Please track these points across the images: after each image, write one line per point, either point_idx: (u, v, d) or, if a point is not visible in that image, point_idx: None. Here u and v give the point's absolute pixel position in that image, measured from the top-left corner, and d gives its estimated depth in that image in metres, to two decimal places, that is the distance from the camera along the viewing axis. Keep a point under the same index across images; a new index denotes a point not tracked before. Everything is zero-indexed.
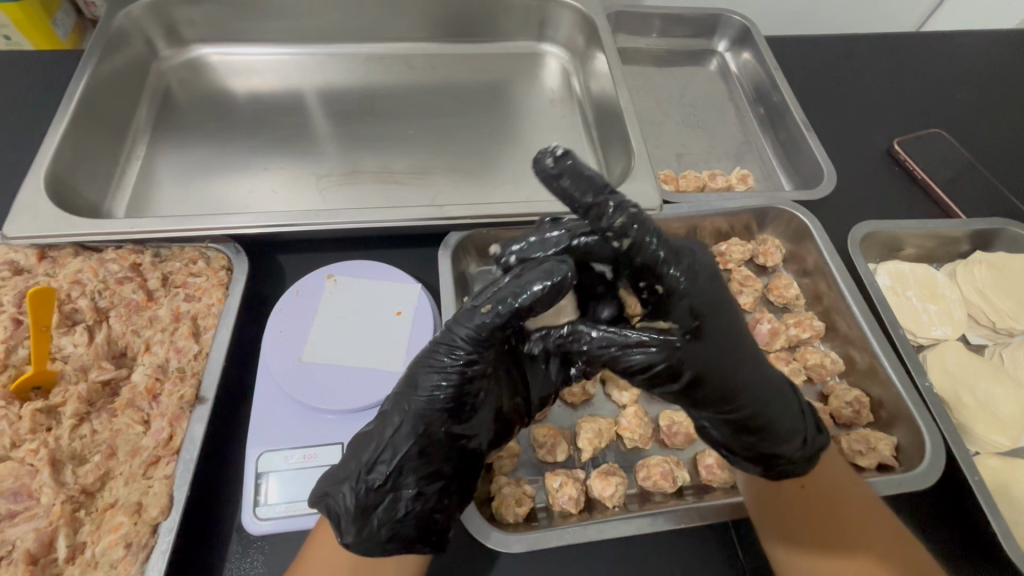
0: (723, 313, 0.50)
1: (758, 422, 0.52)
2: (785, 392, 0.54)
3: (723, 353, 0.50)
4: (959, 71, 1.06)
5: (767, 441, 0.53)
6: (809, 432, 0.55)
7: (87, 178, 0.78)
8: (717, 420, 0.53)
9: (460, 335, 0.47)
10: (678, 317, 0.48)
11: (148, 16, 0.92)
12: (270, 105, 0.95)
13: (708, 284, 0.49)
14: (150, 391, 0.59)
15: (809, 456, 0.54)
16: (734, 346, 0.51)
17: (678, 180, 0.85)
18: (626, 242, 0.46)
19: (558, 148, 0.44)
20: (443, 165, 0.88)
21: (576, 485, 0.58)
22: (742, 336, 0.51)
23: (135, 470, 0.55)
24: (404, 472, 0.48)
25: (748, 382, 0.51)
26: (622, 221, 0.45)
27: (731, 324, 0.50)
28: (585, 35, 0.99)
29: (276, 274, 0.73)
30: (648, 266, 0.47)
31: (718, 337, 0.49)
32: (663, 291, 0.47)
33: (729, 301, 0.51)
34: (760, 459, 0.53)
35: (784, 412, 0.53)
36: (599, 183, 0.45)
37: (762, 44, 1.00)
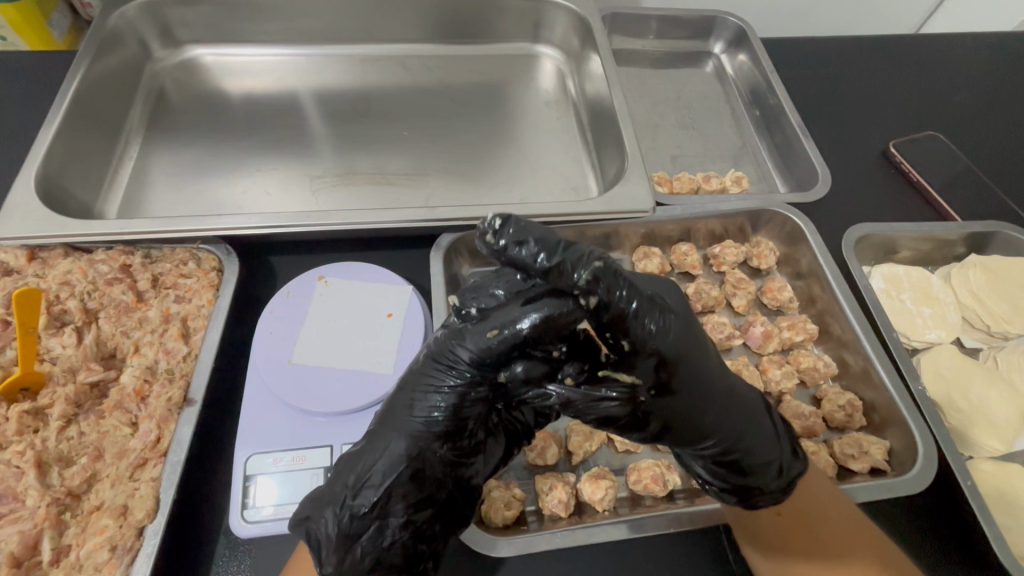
0: (699, 363, 0.48)
1: (732, 456, 0.52)
2: (759, 432, 0.53)
3: (698, 404, 0.49)
4: (956, 74, 1.05)
5: (743, 473, 0.53)
6: (784, 459, 0.54)
7: (79, 179, 0.78)
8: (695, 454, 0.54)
9: (461, 357, 0.47)
10: (641, 369, 0.46)
11: (142, 17, 0.92)
12: (265, 105, 0.95)
13: (683, 336, 0.47)
14: (138, 393, 0.59)
15: (785, 486, 0.54)
16: (705, 393, 0.49)
17: (672, 182, 0.85)
18: (592, 300, 0.43)
19: (495, 221, 0.44)
20: (438, 167, 0.88)
21: (566, 488, 0.58)
22: (714, 384, 0.50)
23: (121, 471, 0.54)
24: (392, 499, 0.47)
25: (716, 425, 0.51)
26: (586, 279, 0.43)
27: (705, 374, 0.49)
28: (579, 37, 0.99)
29: (268, 275, 0.73)
30: (616, 322, 0.44)
31: (688, 388, 0.48)
32: (631, 346, 0.45)
33: (704, 349, 0.50)
34: (735, 490, 0.54)
35: (757, 450, 0.53)
36: (553, 242, 0.44)
37: (759, 46, 1.00)
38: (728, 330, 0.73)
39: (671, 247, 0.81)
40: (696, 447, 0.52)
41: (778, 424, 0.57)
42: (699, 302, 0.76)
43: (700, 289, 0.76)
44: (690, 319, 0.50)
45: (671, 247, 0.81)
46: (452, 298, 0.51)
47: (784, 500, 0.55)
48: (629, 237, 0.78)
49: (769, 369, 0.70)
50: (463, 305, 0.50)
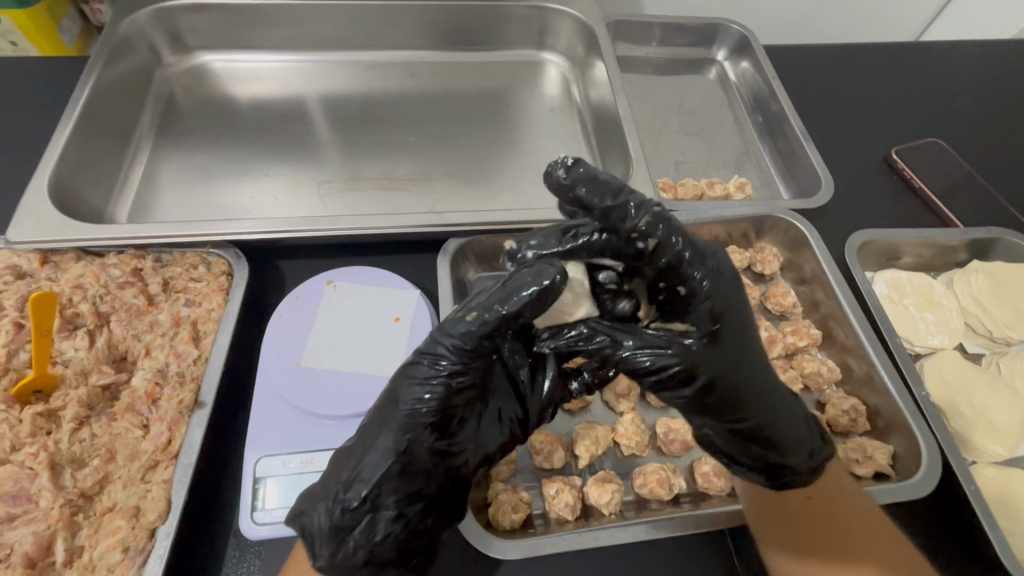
0: (744, 315, 0.51)
1: (768, 429, 0.53)
2: (789, 400, 0.55)
3: (741, 361, 0.51)
4: (957, 82, 1.06)
5: (778, 449, 0.54)
6: (815, 443, 0.56)
7: (90, 183, 0.78)
8: (723, 431, 0.53)
9: (444, 348, 0.48)
10: (697, 318, 0.49)
11: (152, 23, 0.93)
12: (272, 111, 0.96)
13: (732, 291, 0.51)
14: (149, 396, 0.60)
15: (819, 467, 0.55)
16: (753, 348, 0.52)
17: (676, 188, 0.85)
18: (651, 242, 0.48)
19: (570, 160, 0.50)
20: (443, 172, 0.89)
21: (572, 492, 0.58)
22: (751, 343, 0.52)
23: (133, 473, 0.55)
24: (382, 492, 0.48)
25: (755, 387, 0.52)
26: (648, 221, 0.48)
27: (748, 332, 0.52)
28: (584, 44, 1.00)
29: (276, 279, 0.74)
30: (673, 267, 0.48)
31: (733, 341, 0.51)
32: (686, 293, 0.49)
33: (749, 309, 0.52)
34: (767, 469, 0.54)
35: (792, 421, 0.54)
36: (617, 186, 0.49)
37: (761, 53, 1.01)
38: None
39: None
40: (733, 419, 0.52)
41: (807, 412, 0.58)
42: None
43: None
44: (734, 285, 0.52)
45: None
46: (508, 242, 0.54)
47: (813, 480, 0.56)
48: None
49: None
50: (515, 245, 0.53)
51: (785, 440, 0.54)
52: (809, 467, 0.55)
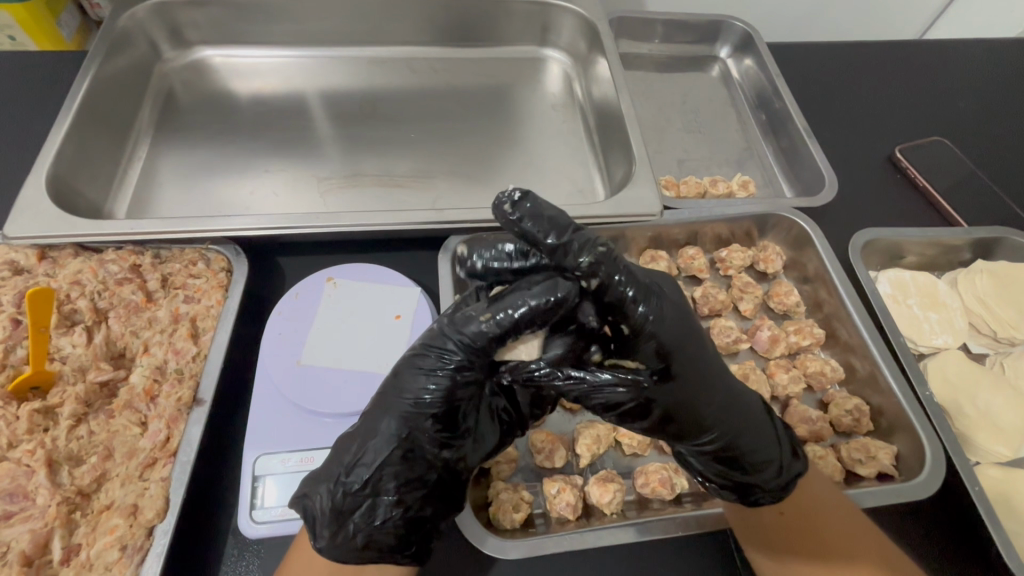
0: (697, 351, 0.49)
1: (729, 452, 0.53)
2: (754, 425, 0.53)
3: (695, 395, 0.50)
4: (961, 79, 1.06)
5: (744, 470, 0.53)
6: (785, 458, 0.55)
7: (89, 179, 0.78)
8: (694, 451, 0.54)
9: (452, 342, 0.47)
10: (646, 355, 0.48)
11: (151, 17, 0.92)
12: (272, 107, 0.95)
13: (679, 324, 0.48)
14: (148, 393, 0.59)
15: (784, 484, 0.54)
16: (710, 384, 0.50)
17: (679, 186, 0.85)
18: (594, 282, 0.45)
19: (514, 194, 0.46)
20: (444, 169, 0.88)
21: (574, 491, 0.58)
22: (705, 375, 0.50)
23: (131, 471, 0.55)
24: (384, 477, 0.48)
25: (710, 419, 0.51)
26: (590, 261, 0.45)
27: (703, 365, 0.50)
28: (586, 40, 0.99)
29: (276, 275, 0.73)
30: (617, 305, 0.46)
31: (688, 375, 0.49)
32: (632, 329, 0.47)
33: (700, 339, 0.50)
34: (736, 487, 0.54)
35: (755, 445, 0.53)
36: (563, 221, 0.46)
37: (765, 51, 1.00)
38: (735, 333, 0.73)
39: (678, 250, 0.81)
40: (695, 442, 0.53)
41: (780, 427, 0.57)
42: (706, 305, 0.76)
43: (707, 292, 0.76)
44: (686, 314, 0.50)
45: (677, 251, 0.81)
46: (458, 248, 0.53)
47: (785, 497, 0.55)
48: (636, 239, 0.78)
49: (775, 372, 0.70)
50: (469, 257, 0.52)
51: (752, 460, 0.53)
52: (795, 472, 0.55)
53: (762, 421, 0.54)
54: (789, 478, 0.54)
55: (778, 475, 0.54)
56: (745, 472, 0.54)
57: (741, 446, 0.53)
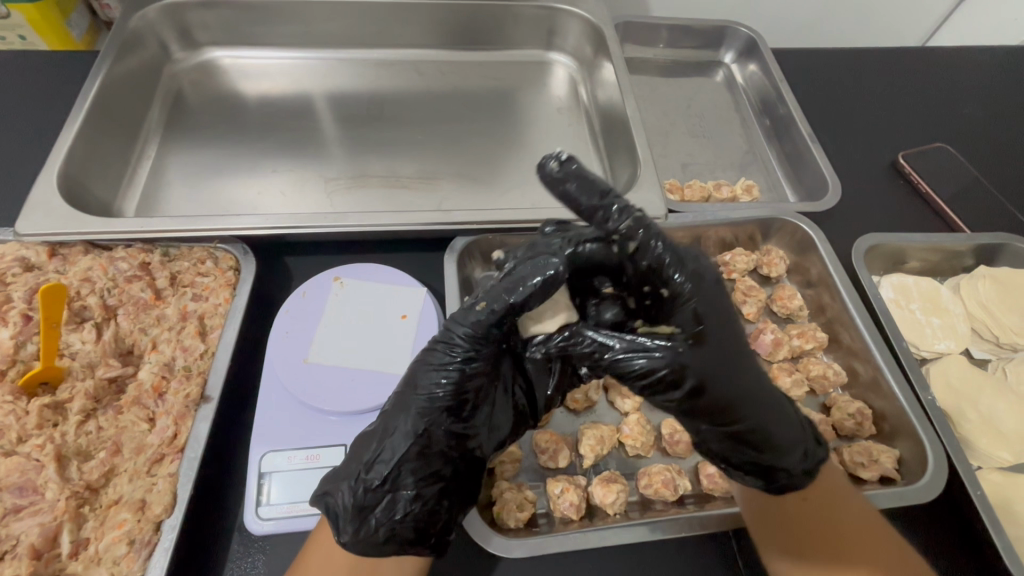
0: (726, 322, 0.51)
1: (758, 435, 0.52)
2: (776, 403, 0.54)
3: (726, 363, 0.50)
4: (965, 86, 1.06)
5: (769, 454, 0.53)
6: (810, 445, 0.55)
7: (99, 177, 0.78)
8: (719, 436, 0.53)
9: (458, 333, 0.49)
10: (681, 320, 0.50)
11: (163, 19, 0.93)
12: (281, 107, 0.96)
13: (713, 295, 0.51)
14: (156, 389, 0.60)
15: (809, 471, 0.55)
16: (739, 353, 0.52)
17: (684, 189, 0.85)
18: (631, 245, 0.50)
19: (563, 154, 0.49)
20: (450, 171, 0.89)
21: (577, 492, 0.58)
22: (731, 345, 0.51)
23: (140, 467, 0.55)
24: (403, 473, 0.48)
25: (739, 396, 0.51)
26: (628, 225, 0.50)
27: (734, 338, 0.52)
28: (592, 45, 1.00)
29: (282, 275, 0.74)
30: (653, 270, 0.50)
31: (718, 344, 0.50)
32: (667, 295, 0.50)
33: (730, 312, 0.53)
34: (760, 472, 0.54)
35: (782, 427, 0.53)
36: (603, 186, 0.49)
37: (770, 57, 1.01)
38: None
39: None
40: (722, 425, 0.52)
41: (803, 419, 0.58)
42: None
43: None
44: (720, 297, 0.52)
45: None
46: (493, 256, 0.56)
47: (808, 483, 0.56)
48: None
49: (778, 376, 0.71)
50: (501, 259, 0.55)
51: (778, 446, 0.53)
52: (818, 462, 0.56)
53: (784, 405, 0.55)
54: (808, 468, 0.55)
55: (796, 461, 0.54)
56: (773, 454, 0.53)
57: (768, 425, 0.52)
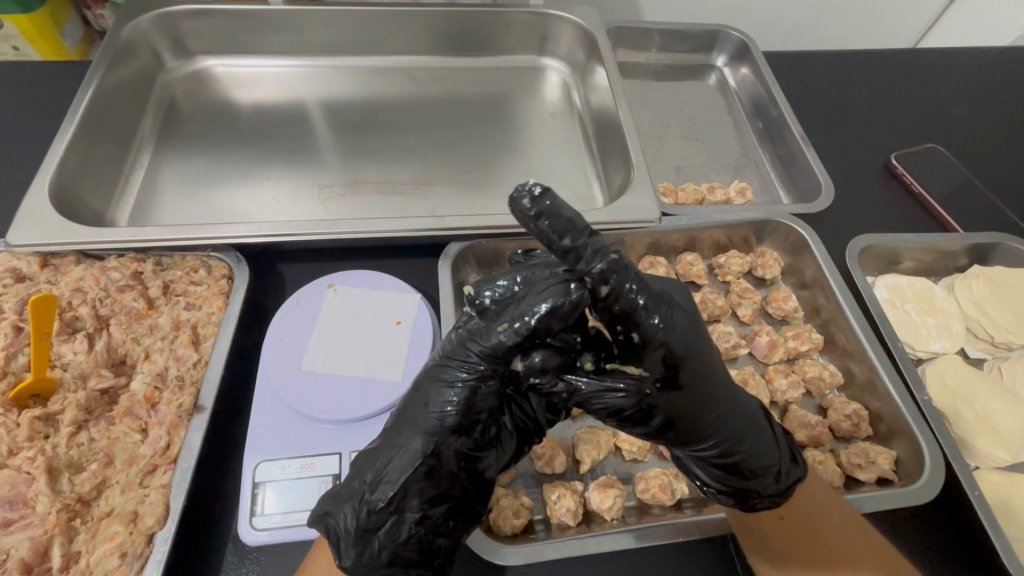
0: (703, 360, 0.49)
1: (732, 458, 0.53)
2: (754, 429, 0.53)
3: (700, 400, 0.50)
4: (955, 87, 1.07)
5: (742, 476, 0.54)
6: (785, 465, 0.55)
7: (91, 187, 0.78)
8: (692, 456, 0.54)
9: (472, 352, 0.48)
10: (651, 362, 0.47)
11: (155, 29, 0.93)
12: (274, 115, 0.96)
13: (690, 333, 0.48)
14: (148, 400, 0.59)
15: (784, 489, 0.55)
16: (714, 388, 0.50)
17: (677, 193, 0.85)
18: (604, 289, 0.43)
19: (536, 188, 0.40)
20: (444, 177, 0.89)
21: (574, 497, 0.58)
22: (706, 381, 0.50)
23: (131, 478, 0.55)
24: (409, 494, 0.47)
25: (711, 429, 0.51)
26: (603, 267, 0.42)
27: (711, 374, 0.50)
28: (584, 49, 1.00)
29: (276, 282, 0.73)
30: (627, 314, 0.44)
31: (696, 381, 0.49)
32: (641, 340, 0.46)
33: (709, 348, 0.50)
34: (734, 493, 0.54)
35: (757, 452, 0.53)
36: (580, 224, 0.41)
37: (762, 60, 1.01)
38: (733, 339, 0.73)
39: (677, 256, 0.82)
40: (694, 448, 0.53)
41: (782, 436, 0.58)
42: (705, 311, 0.76)
43: (706, 298, 0.76)
44: (697, 330, 0.49)
45: (676, 257, 0.82)
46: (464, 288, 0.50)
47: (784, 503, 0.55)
48: (635, 246, 0.79)
49: (774, 378, 0.70)
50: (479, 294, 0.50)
51: (753, 467, 0.53)
52: (793, 479, 0.56)
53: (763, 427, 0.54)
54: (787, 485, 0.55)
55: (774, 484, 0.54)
56: (743, 479, 0.54)
57: (738, 452, 0.53)
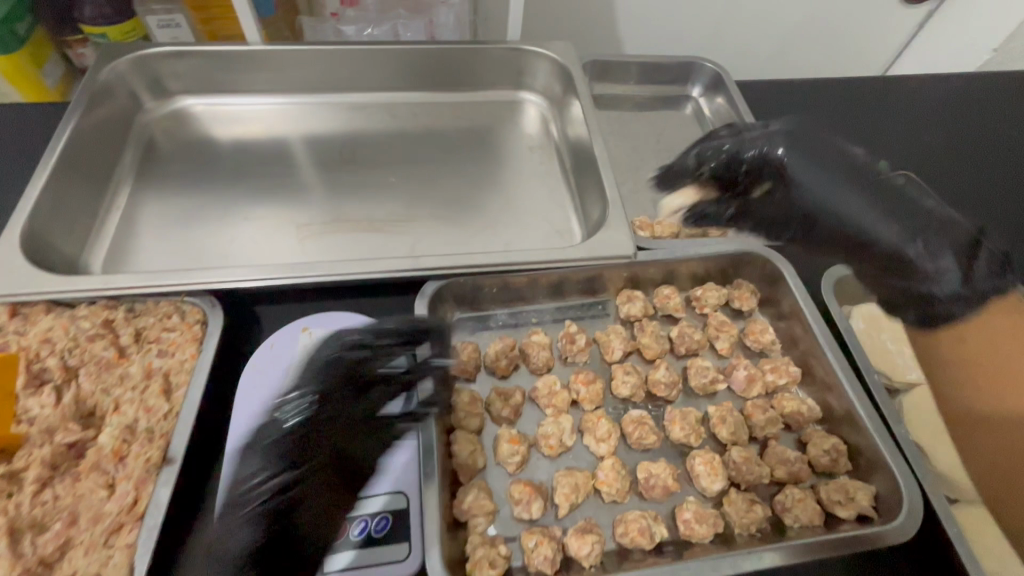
0: (818, 176, 0.74)
1: (905, 262, 0.70)
2: (890, 204, 0.72)
3: (832, 204, 0.73)
4: (925, 114, 1.10)
5: (908, 275, 0.70)
6: (962, 270, 0.67)
7: (64, 232, 0.78)
8: (866, 268, 0.74)
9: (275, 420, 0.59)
10: (761, 194, 0.79)
11: (133, 71, 0.93)
12: (256, 153, 0.97)
13: (803, 167, 0.75)
14: (116, 454, 0.58)
15: (966, 296, 0.67)
16: (835, 191, 0.74)
17: (654, 226, 0.85)
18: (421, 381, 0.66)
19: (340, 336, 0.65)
20: (425, 212, 0.90)
21: (551, 544, 0.57)
22: (820, 185, 0.74)
23: (96, 538, 0.54)
24: (253, 556, 0.53)
25: (861, 226, 0.71)
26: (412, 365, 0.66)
27: (821, 182, 0.74)
28: (561, 83, 1.02)
29: (251, 326, 0.72)
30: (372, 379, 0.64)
31: (812, 187, 0.74)
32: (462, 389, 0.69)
33: (817, 163, 0.75)
34: (911, 299, 0.71)
35: (889, 210, 0.71)
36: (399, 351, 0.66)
37: (736, 91, 1.03)
38: (711, 374, 0.72)
39: (655, 289, 0.81)
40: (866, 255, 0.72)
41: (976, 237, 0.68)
42: (682, 345, 0.75)
43: (683, 332, 0.76)
44: (822, 177, 0.74)
45: (654, 289, 0.81)
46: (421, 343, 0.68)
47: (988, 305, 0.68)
48: (613, 280, 0.79)
49: (752, 414, 0.70)
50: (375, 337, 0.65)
51: (913, 261, 0.69)
52: (993, 283, 0.67)
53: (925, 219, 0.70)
54: (977, 292, 0.67)
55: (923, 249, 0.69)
56: (910, 276, 0.70)
57: (875, 245, 0.71)
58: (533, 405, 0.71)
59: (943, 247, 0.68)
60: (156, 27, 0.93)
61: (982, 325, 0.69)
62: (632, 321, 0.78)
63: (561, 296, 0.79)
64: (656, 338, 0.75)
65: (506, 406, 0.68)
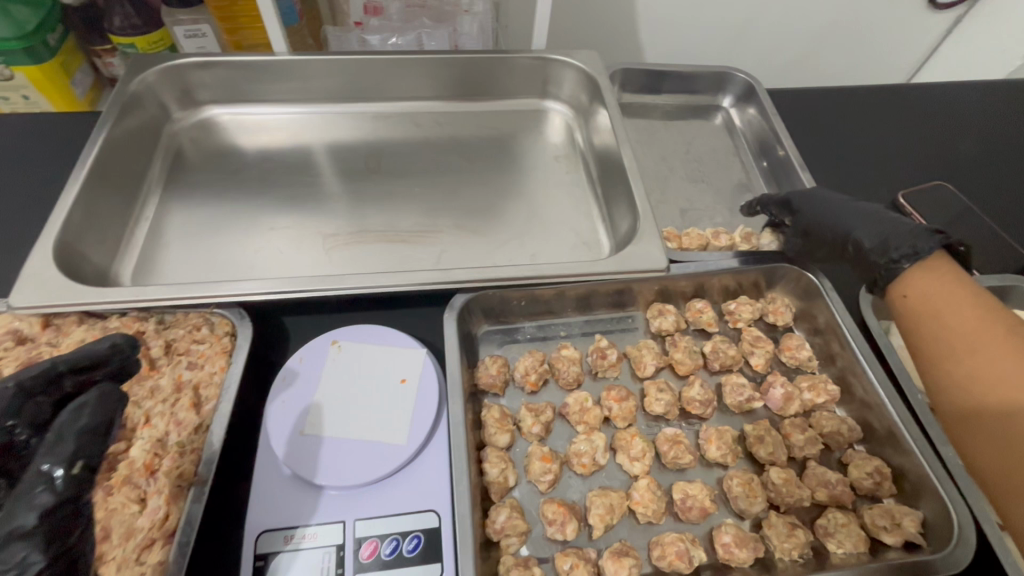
0: (817, 202, 0.74)
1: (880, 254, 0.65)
2: (879, 220, 0.67)
3: (830, 216, 0.71)
4: (960, 122, 1.07)
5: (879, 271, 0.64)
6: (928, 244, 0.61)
7: (94, 242, 0.78)
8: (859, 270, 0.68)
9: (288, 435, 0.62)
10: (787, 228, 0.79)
11: (162, 82, 0.94)
12: (281, 161, 0.97)
13: (812, 197, 0.76)
14: (148, 467, 0.57)
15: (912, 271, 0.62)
16: (837, 211, 0.71)
17: (681, 238, 0.84)
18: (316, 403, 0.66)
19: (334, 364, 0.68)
20: (450, 223, 0.89)
21: (586, 568, 0.56)
22: (817, 206, 0.74)
23: (127, 554, 0.53)
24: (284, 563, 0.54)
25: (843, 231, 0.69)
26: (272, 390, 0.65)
27: (824, 205, 0.73)
28: (588, 93, 1.01)
29: (280, 338, 0.72)
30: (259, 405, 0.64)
31: (813, 207, 0.74)
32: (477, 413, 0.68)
33: (826, 198, 0.74)
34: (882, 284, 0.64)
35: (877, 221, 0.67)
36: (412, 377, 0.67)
37: (768, 100, 1.02)
38: (747, 392, 0.70)
39: (686, 302, 0.80)
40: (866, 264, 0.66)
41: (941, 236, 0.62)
42: (716, 361, 0.74)
43: (717, 347, 0.74)
44: (840, 205, 0.72)
45: (685, 303, 0.80)
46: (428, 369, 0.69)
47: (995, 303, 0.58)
48: (643, 293, 0.77)
49: (791, 434, 0.68)
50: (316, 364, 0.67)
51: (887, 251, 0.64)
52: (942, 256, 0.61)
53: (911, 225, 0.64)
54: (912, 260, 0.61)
55: (885, 242, 0.64)
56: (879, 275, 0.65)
57: (864, 244, 0.66)
58: (563, 421, 0.69)
59: (923, 238, 0.62)
60: (184, 35, 0.94)
61: (939, 282, 0.60)
62: (663, 335, 0.77)
63: (589, 310, 0.78)
64: (689, 353, 0.73)
65: (536, 423, 0.66)
